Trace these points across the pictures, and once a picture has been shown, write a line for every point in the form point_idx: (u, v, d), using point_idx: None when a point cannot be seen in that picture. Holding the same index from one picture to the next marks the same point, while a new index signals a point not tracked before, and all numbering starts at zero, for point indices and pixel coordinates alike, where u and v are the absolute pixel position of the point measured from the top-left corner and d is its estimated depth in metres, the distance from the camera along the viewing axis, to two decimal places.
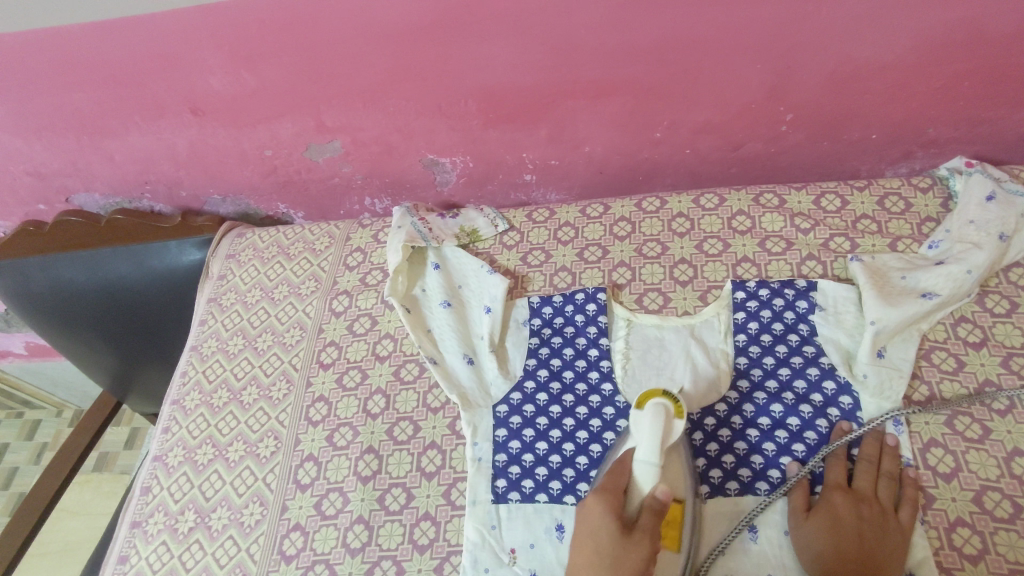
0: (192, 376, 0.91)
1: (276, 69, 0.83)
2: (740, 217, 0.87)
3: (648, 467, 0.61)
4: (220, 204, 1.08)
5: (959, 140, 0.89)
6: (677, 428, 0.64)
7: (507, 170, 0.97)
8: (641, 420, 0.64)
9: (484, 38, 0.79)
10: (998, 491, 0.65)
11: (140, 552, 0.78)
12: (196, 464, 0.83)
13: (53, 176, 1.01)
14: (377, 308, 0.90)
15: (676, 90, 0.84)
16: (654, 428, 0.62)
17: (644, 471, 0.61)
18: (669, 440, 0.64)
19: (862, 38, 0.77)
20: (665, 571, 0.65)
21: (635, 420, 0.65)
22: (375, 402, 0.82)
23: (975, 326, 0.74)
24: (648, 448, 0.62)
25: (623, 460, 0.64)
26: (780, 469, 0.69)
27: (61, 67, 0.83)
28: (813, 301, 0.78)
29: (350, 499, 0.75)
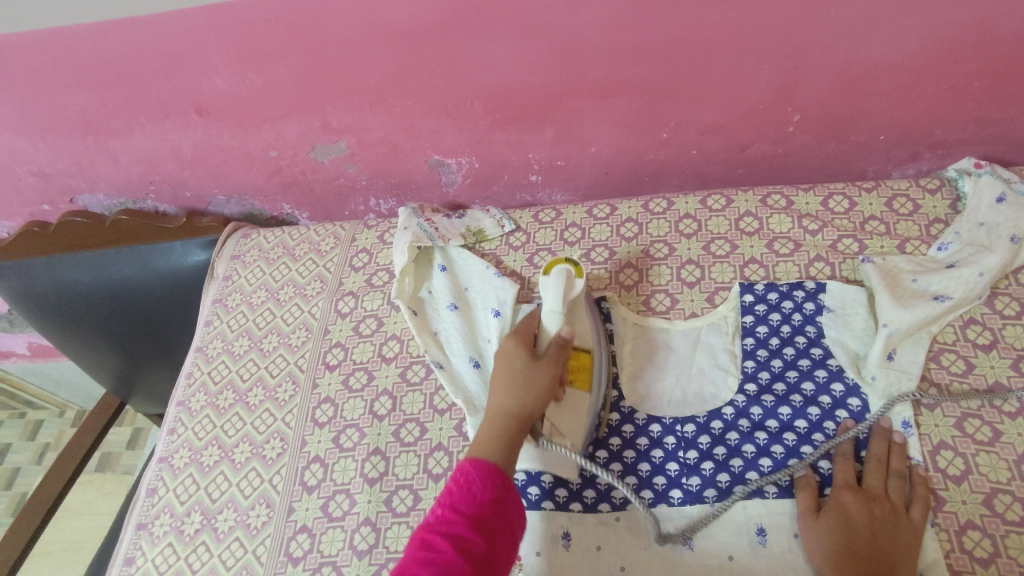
0: (197, 377, 0.91)
1: (282, 69, 0.83)
2: (747, 219, 0.87)
3: (555, 316, 0.72)
4: (224, 205, 1.08)
5: (967, 140, 0.88)
6: (579, 286, 0.75)
7: (512, 171, 0.97)
8: (546, 282, 0.75)
9: (491, 39, 0.78)
10: (1008, 494, 0.65)
11: (146, 554, 0.77)
12: (202, 466, 0.82)
13: (58, 176, 1.01)
14: (383, 309, 0.90)
15: (684, 91, 0.84)
16: (558, 281, 0.74)
17: (551, 317, 0.72)
18: (573, 293, 0.75)
19: (870, 38, 0.77)
20: (576, 410, 0.72)
21: (541, 285, 0.76)
22: (382, 404, 0.82)
23: (985, 328, 0.74)
24: (553, 298, 0.72)
25: (533, 314, 0.75)
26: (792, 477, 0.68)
27: (67, 68, 0.83)
28: (821, 303, 0.77)
29: (357, 501, 0.75)
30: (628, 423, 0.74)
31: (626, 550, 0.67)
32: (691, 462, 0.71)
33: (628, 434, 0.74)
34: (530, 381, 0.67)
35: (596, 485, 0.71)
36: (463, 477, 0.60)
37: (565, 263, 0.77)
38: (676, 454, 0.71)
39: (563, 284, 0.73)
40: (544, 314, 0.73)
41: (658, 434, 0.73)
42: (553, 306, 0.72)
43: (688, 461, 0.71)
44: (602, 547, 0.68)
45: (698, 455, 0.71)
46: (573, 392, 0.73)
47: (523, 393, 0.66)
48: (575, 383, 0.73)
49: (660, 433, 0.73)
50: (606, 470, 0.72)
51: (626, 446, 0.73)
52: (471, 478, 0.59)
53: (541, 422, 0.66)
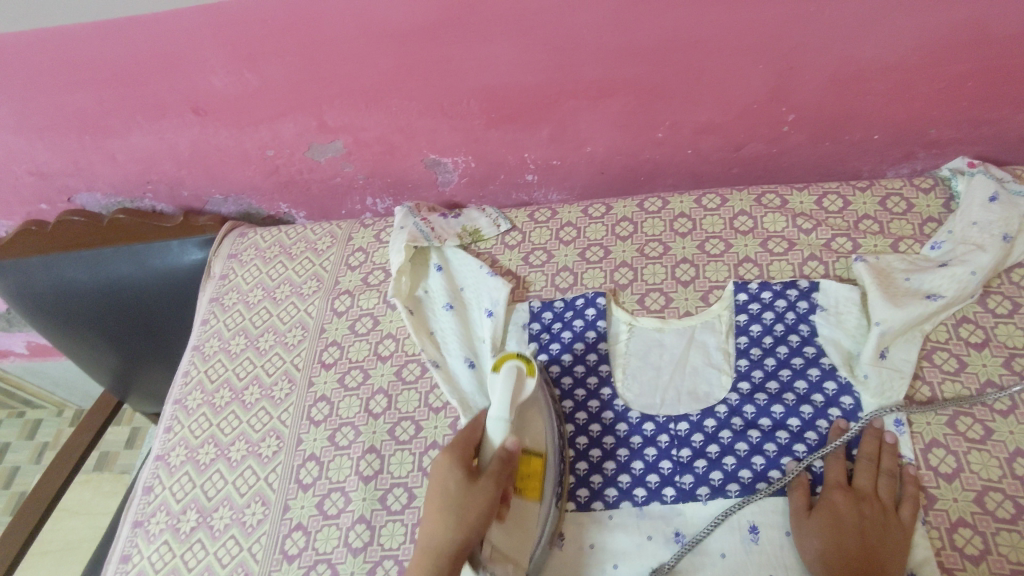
0: (194, 376, 0.91)
1: (278, 69, 0.84)
2: (742, 218, 0.87)
3: (501, 423, 0.67)
4: (221, 204, 1.08)
5: (961, 140, 0.89)
6: (529, 388, 0.70)
7: (508, 170, 0.97)
8: (495, 382, 0.70)
9: (486, 38, 0.79)
10: (999, 491, 0.65)
11: (142, 551, 0.78)
12: (198, 464, 0.83)
13: (55, 176, 1.01)
14: (379, 308, 0.90)
15: (678, 90, 0.84)
16: (506, 380, 0.69)
17: (496, 426, 0.67)
18: (522, 396, 0.70)
19: (864, 38, 0.77)
20: (524, 524, 0.67)
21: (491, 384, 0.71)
22: (377, 402, 0.82)
23: (977, 327, 0.74)
24: (500, 405, 0.68)
25: (478, 422, 0.70)
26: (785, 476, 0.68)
27: (64, 67, 0.83)
28: (814, 302, 0.78)
29: (352, 498, 0.75)
30: (623, 421, 0.75)
31: (620, 548, 0.68)
32: (685, 460, 0.71)
33: (622, 432, 0.74)
34: (467, 507, 0.62)
35: (590, 484, 0.71)
36: None
37: (515, 360, 0.72)
38: (670, 452, 0.72)
39: (509, 387, 0.68)
40: (490, 420, 0.68)
41: (651, 432, 0.73)
42: (499, 412, 0.67)
43: (682, 459, 0.71)
44: (596, 545, 0.68)
45: (691, 453, 0.71)
46: (522, 501, 0.68)
47: (460, 507, 0.62)
48: (525, 491, 0.68)
49: (654, 432, 0.73)
50: (600, 468, 0.72)
51: (621, 444, 0.73)
52: None
53: (474, 516, 0.62)
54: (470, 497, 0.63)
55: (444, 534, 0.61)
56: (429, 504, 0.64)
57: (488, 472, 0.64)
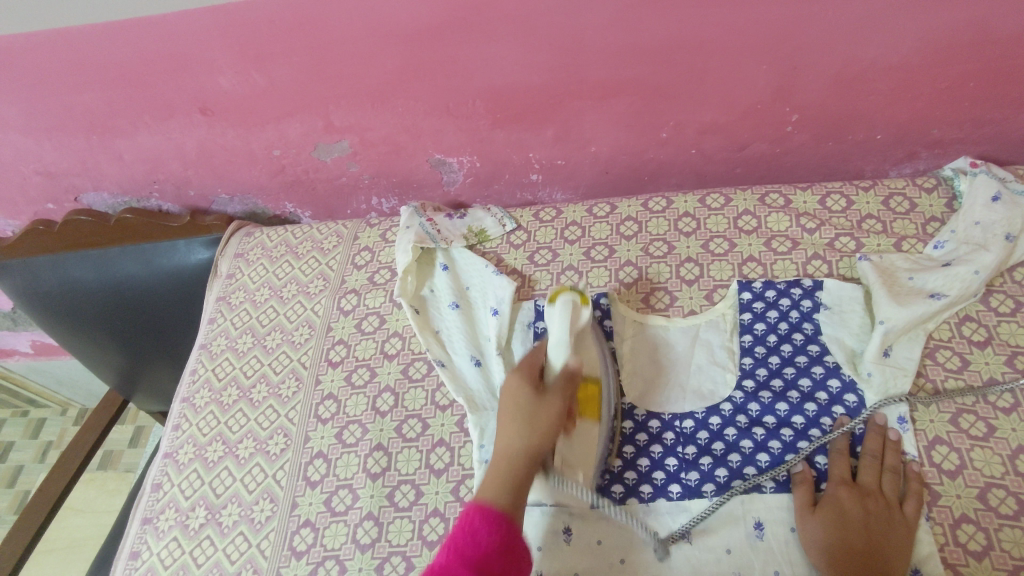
0: (202, 374, 0.92)
1: (285, 69, 0.84)
2: (746, 217, 0.88)
3: (562, 349, 0.71)
4: (227, 204, 1.08)
5: (963, 140, 0.89)
6: (585, 316, 0.75)
7: (513, 170, 0.98)
8: (552, 314, 0.76)
9: (492, 39, 0.79)
10: (1002, 488, 0.66)
11: (151, 548, 0.78)
12: (206, 461, 0.83)
13: (62, 175, 1.02)
14: (385, 307, 0.91)
15: (682, 90, 0.85)
16: (563, 313, 0.74)
17: (557, 351, 0.71)
18: (579, 323, 0.75)
19: (867, 39, 0.78)
20: (582, 440, 0.70)
21: (549, 315, 0.76)
22: (384, 400, 0.83)
23: (980, 325, 0.75)
24: (559, 333, 0.72)
25: (536, 351, 0.74)
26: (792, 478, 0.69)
27: (73, 68, 0.84)
28: (818, 301, 0.78)
29: (360, 495, 0.76)
30: (628, 419, 0.75)
31: (628, 544, 0.68)
32: (690, 457, 0.72)
33: (627, 429, 0.75)
34: (537, 415, 0.66)
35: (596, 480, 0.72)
36: (468, 520, 0.59)
37: (569, 291, 0.77)
38: (676, 449, 0.72)
39: (568, 317, 0.73)
40: (550, 349, 0.72)
41: (657, 430, 0.74)
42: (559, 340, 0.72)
43: (687, 456, 0.72)
44: (603, 540, 0.69)
45: (697, 450, 0.72)
46: (584, 425, 0.70)
47: (528, 431, 0.65)
48: (584, 412, 0.71)
49: (659, 429, 0.74)
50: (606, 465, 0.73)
51: (626, 441, 0.74)
52: (476, 524, 0.58)
53: (542, 431, 0.66)
54: (537, 412, 0.67)
55: (515, 439, 0.65)
56: (500, 414, 0.68)
57: (554, 390, 0.68)
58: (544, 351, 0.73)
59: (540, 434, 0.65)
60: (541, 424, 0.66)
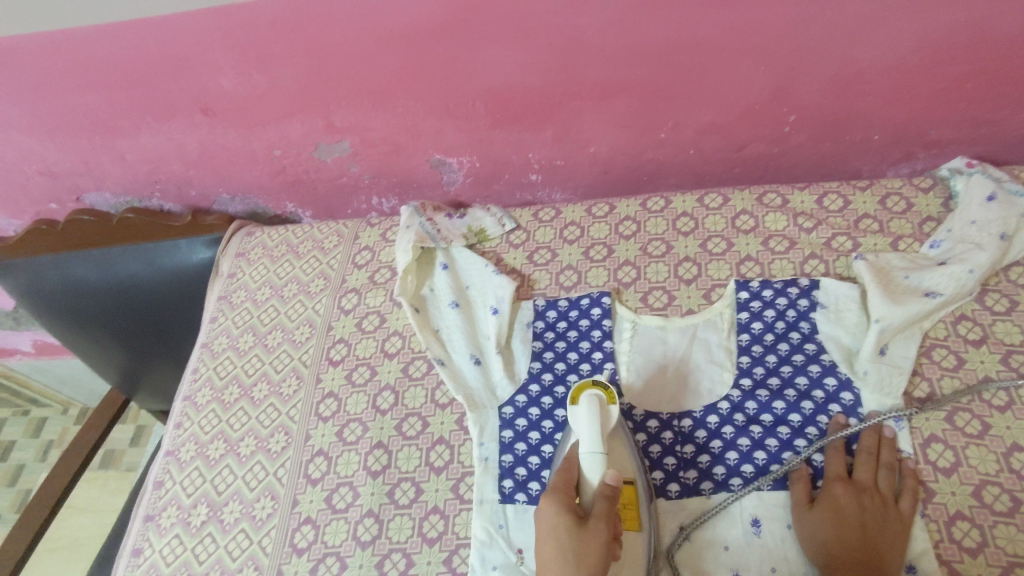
0: (203, 373, 0.92)
1: (286, 70, 0.85)
2: (744, 217, 0.88)
3: (597, 460, 0.66)
4: (228, 204, 1.09)
5: (960, 140, 0.90)
6: (613, 414, 0.70)
7: (512, 170, 0.99)
8: (578, 413, 0.69)
9: (492, 40, 0.80)
10: (997, 485, 0.66)
11: (153, 544, 0.79)
12: (208, 459, 0.84)
13: (65, 176, 1.03)
14: (386, 306, 0.92)
15: (681, 91, 0.85)
16: (591, 410, 0.69)
17: (591, 465, 0.66)
18: (608, 423, 0.70)
19: (864, 40, 0.78)
20: (629, 559, 0.66)
21: (572, 415, 0.70)
22: (385, 398, 0.83)
23: (975, 325, 0.76)
24: (591, 440, 0.67)
25: (569, 461, 0.68)
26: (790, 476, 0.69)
27: (75, 69, 0.85)
28: (815, 300, 0.79)
29: (361, 493, 0.76)
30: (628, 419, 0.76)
31: None
32: (689, 456, 0.72)
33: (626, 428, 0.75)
34: (585, 552, 0.59)
35: None
36: None
37: (594, 389, 0.72)
38: (674, 448, 0.73)
39: (597, 415, 0.68)
40: (583, 457, 0.66)
41: (655, 429, 0.74)
42: (592, 447, 0.66)
43: (686, 454, 0.72)
44: None
45: (695, 448, 0.73)
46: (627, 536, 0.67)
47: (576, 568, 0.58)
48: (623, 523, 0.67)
49: (658, 428, 0.74)
50: None
51: None
52: None
53: (592, 563, 0.59)
54: (584, 545, 0.59)
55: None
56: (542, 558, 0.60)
57: (596, 515, 0.61)
58: (576, 465, 0.67)
59: (587, 567, 0.58)
60: (589, 553, 0.59)
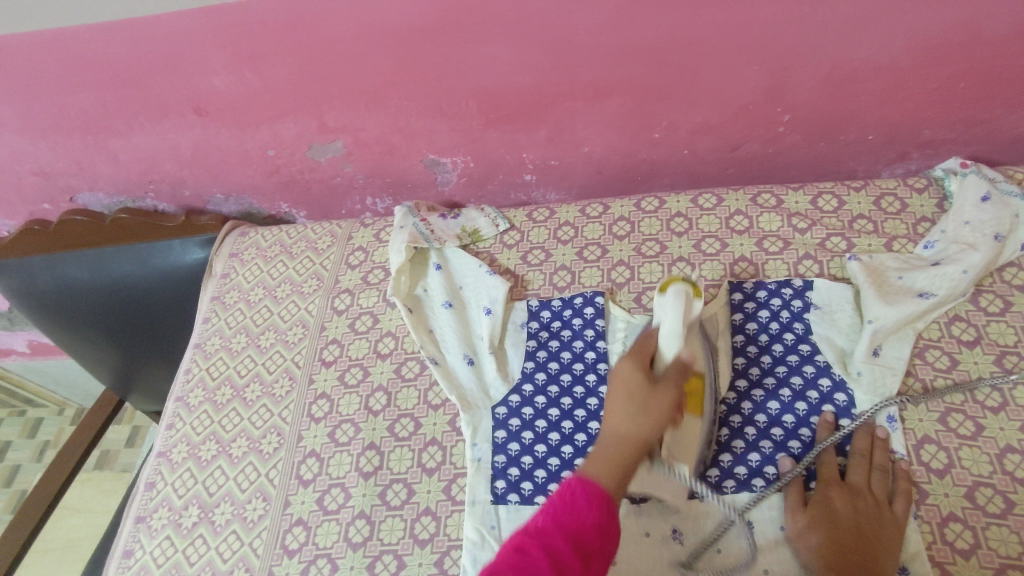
0: (196, 373, 0.92)
1: (279, 70, 0.85)
2: (738, 217, 0.88)
3: (675, 338, 0.64)
4: (222, 204, 1.09)
5: (954, 140, 0.90)
6: (697, 308, 0.67)
7: (506, 170, 0.98)
8: (663, 304, 0.65)
9: (485, 40, 0.80)
10: (990, 487, 0.66)
11: (144, 546, 0.79)
12: (200, 460, 0.84)
13: (58, 175, 1.02)
14: (379, 306, 0.91)
15: (675, 91, 0.85)
16: (677, 303, 0.64)
17: (669, 340, 0.64)
18: (692, 313, 0.66)
19: (857, 40, 0.78)
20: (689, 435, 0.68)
21: (656, 304, 0.66)
22: (377, 399, 0.83)
23: (969, 325, 0.75)
24: (671, 324, 0.64)
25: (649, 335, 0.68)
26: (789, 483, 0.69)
27: (67, 68, 0.84)
28: (808, 300, 0.79)
29: (352, 494, 0.76)
30: None
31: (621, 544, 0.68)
32: None
33: None
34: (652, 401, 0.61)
35: None
36: (569, 490, 0.55)
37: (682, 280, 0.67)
38: None
39: (682, 308, 0.64)
40: (661, 337, 0.65)
41: None
42: (673, 329, 0.64)
43: None
44: None
45: None
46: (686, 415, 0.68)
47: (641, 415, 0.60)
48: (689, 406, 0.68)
49: None
50: None
51: None
52: (577, 495, 0.55)
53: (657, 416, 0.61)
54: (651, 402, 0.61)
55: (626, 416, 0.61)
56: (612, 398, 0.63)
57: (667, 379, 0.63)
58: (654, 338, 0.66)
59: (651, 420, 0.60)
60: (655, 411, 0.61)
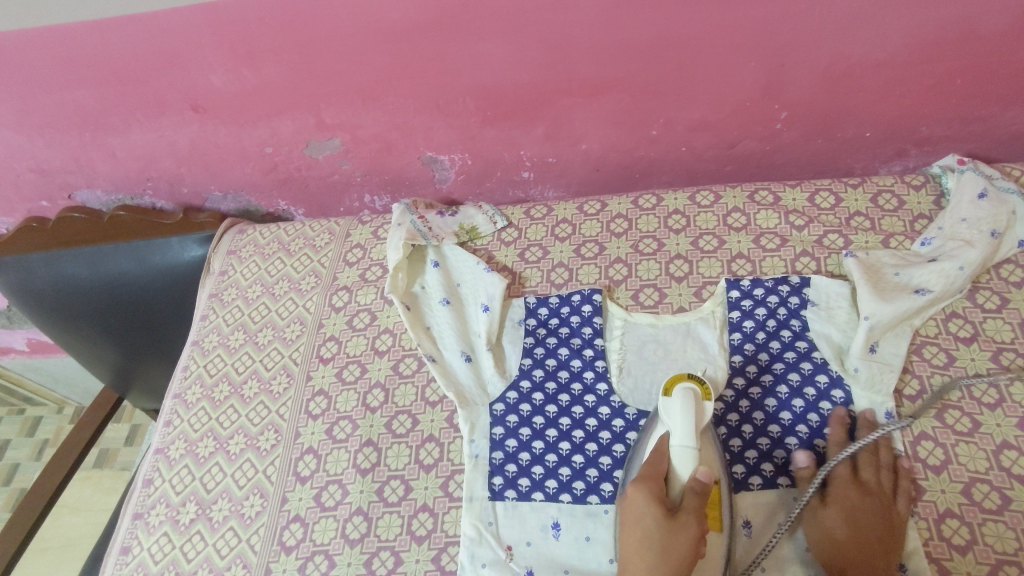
0: (193, 370, 0.92)
1: (276, 67, 0.85)
2: (735, 214, 0.88)
3: (688, 458, 0.62)
4: (220, 201, 1.09)
5: (952, 138, 0.90)
6: (708, 411, 0.65)
7: (504, 168, 0.98)
8: (670, 407, 0.65)
9: (482, 36, 0.80)
10: (986, 483, 0.66)
11: (142, 543, 0.79)
12: (197, 457, 0.84)
13: (56, 173, 1.02)
14: (377, 303, 0.91)
15: (672, 88, 0.85)
16: (687, 409, 0.63)
17: (681, 459, 0.63)
18: (704, 419, 0.65)
19: (854, 37, 0.78)
20: (713, 562, 0.63)
21: (663, 407, 0.66)
22: (374, 396, 0.83)
23: (966, 322, 0.76)
24: (682, 432, 0.63)
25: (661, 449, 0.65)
26: (790, 477, 0.69)
27: (64, 65, 0.84)
28: (805, 297, 0.79)
29: (349, 491, 0.76)
30: (619, 417, 0.75)
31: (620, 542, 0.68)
32: None
33: (617, 427, 0.75)
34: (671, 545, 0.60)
35: (586, 477, 0.72)
36: None
37: (689, 381, 0.66)
38: None
39: (693, 417, 0.63)
40: (673, 451, 0.63)
41: None
42: (682, 440, 0.63)
43: None
44: (592, 539, 0.68)
45: None
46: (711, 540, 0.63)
47: (659, 563, 0.59)
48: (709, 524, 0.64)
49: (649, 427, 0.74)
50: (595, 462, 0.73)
51: (616, 440, 0.74)
52: None
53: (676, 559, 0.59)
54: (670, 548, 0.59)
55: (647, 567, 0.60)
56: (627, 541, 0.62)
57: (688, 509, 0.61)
58: (666, 455, 0.64)
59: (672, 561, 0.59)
60: (672, 558, 0.59)
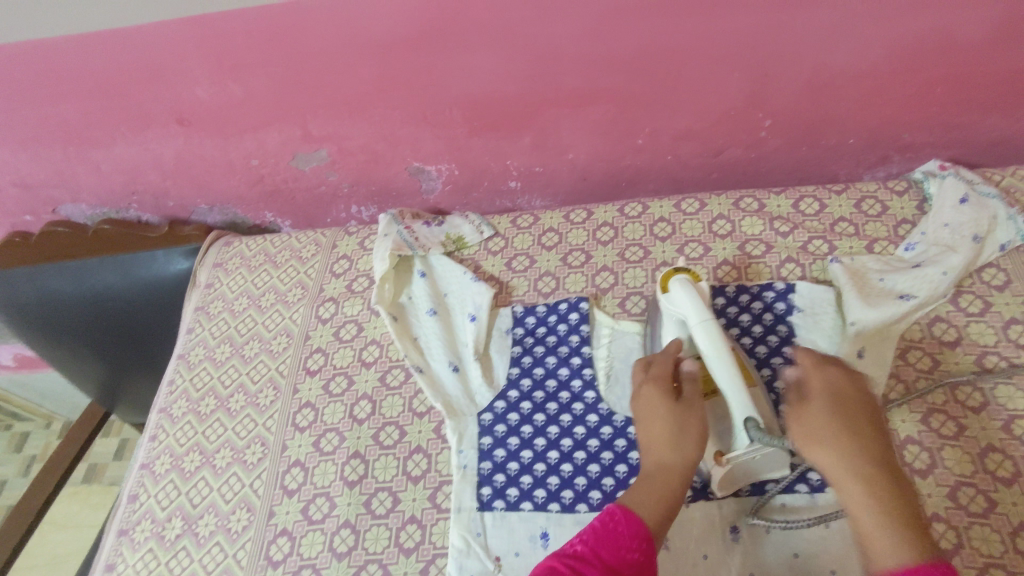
0: (179, 384, 0.91)
1: (261, 80, 0.85)
2: (721, 221, 0.89)
3: (706, 325, 0.68)
4: (207, 213, 1.08)
5: (934, 144, 0.90)
6: (705, 288, 0.73)
7: (491, 177, 0.98)
8: (677, 295, 0.71)
9: (466, 48, 0.80)
10: (972, 487, 0.66)
11: (127, 559, 0.78)
12: (184, 471, 0.83)
13: (40, 187, 1.02)
14: (364, 314, 0.91)
15: (656, 97, 0.85)
16: (688, 291, 0.70)
17: (700, 327, 0.68)
18: (705, 294, 0.72)
19: (835, 45, 0.79)
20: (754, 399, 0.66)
21: (669, 301, 0.72)
22: (362, 408, 0.83)
23: (950, 326, 0.76)
24: (694, 312, 0.69)
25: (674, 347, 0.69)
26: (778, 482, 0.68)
27: (48, 79, 0.84)
28: (791, 303, 0.79)
29: (337, 503, 0.76)
30: (606, 425, 0.75)
31: None
32: None
33: (605, 435, 0.74)
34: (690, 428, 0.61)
35: (574, 486, 0.71)
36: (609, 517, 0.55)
37: (681, 274, 0.73)
38: None
39: (694, 295, 0.70)
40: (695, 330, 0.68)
41: (635, 434, 0.73)
42: (700, 317, 0.68)
43: None
44: None
45: None
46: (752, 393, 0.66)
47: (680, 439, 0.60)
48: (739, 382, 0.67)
49: (637, 434, 0.73)
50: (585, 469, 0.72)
51: (604, 447, 0.73)
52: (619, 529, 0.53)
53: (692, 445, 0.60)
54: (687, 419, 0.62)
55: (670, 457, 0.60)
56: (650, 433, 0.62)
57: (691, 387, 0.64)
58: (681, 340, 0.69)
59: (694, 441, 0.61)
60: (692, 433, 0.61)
